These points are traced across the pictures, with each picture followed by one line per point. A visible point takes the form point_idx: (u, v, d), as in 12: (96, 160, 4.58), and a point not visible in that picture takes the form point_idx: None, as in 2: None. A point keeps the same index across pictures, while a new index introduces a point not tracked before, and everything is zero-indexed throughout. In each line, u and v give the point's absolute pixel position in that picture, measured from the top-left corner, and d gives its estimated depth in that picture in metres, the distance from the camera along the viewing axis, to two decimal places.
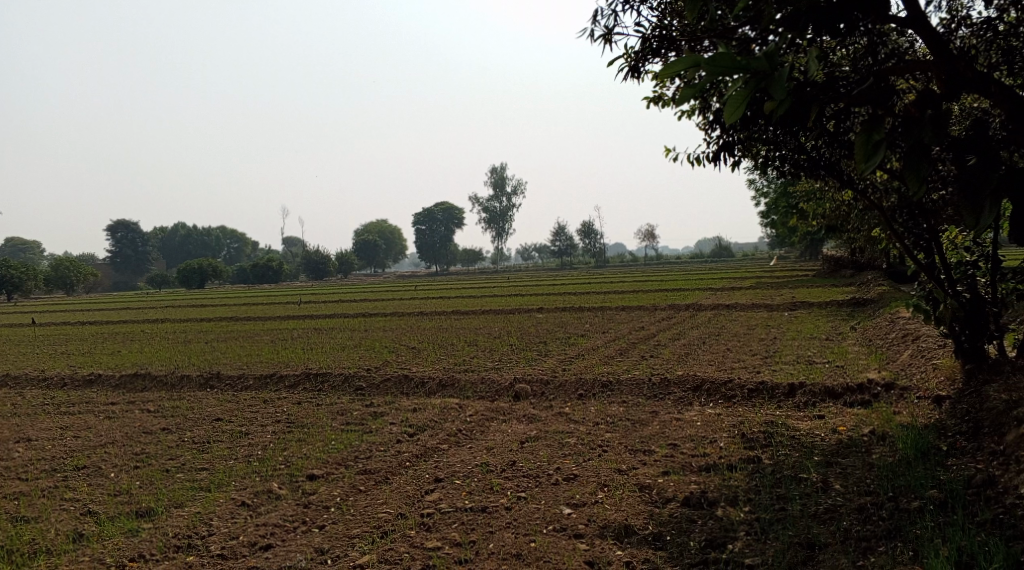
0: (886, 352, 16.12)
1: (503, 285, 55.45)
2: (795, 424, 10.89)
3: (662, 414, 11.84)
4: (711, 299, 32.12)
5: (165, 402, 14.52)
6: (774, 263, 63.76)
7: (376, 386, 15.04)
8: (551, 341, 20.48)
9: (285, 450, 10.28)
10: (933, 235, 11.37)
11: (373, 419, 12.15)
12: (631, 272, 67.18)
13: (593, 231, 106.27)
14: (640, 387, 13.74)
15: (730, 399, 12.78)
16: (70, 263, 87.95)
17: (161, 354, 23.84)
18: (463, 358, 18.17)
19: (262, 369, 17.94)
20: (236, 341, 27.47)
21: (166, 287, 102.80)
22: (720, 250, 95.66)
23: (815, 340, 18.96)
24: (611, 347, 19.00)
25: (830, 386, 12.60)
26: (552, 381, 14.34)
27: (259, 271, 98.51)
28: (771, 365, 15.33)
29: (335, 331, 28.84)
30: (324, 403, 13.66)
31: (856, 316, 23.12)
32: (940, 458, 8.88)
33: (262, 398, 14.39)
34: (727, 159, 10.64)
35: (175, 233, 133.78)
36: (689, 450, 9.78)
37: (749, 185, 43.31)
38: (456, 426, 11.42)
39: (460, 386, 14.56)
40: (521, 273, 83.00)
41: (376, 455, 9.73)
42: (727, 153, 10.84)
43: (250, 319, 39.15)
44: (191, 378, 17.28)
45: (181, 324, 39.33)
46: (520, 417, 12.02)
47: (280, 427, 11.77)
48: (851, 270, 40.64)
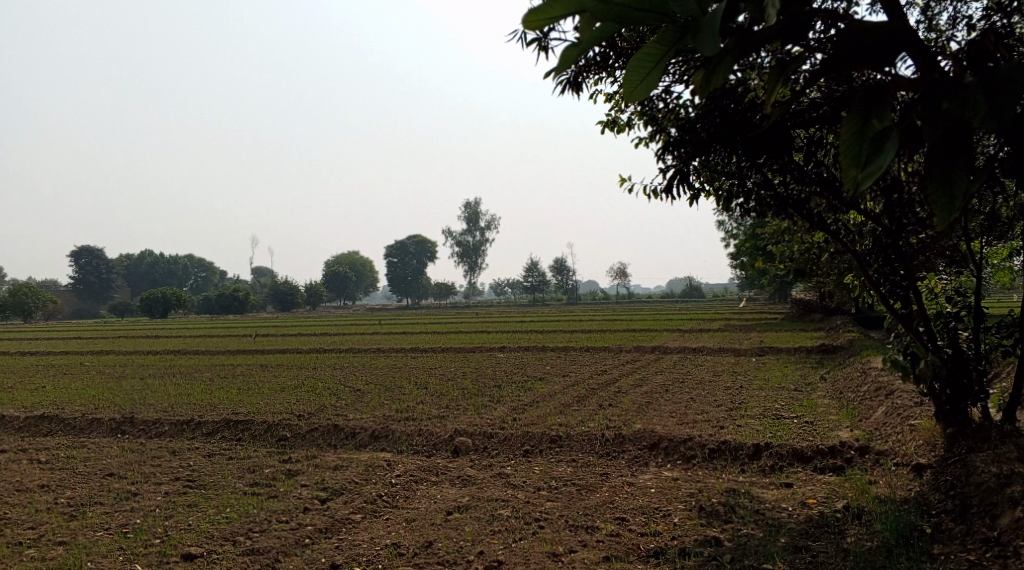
0: (858, 407, 14.97)
1: (469, 321, 53.90)
2: (759, 493, 9.62)
3: (613, 477, 10.49)
4: (678, 342, 30.95)
5: (59, 452, 13.01)
6: (744, 304, 63.19)
7: (302, 437, 13.56)
8: (506, 385, 19.10)
9: (169, 519, 8.84)
10: (910, 282, 10.33)
11: (284, 479, 10.67)
12: (599, 311, 65.87)
13: (565, 269, 105.42)
14: (592, 442, 12.37)
15: (688, 460, 11.48)
16: (29, 289, 85.07)
17: (88, 391, 22.13)
18: (407, 404, 16.73)
19: (184, 413, 16.38)
20: (173, 377, 25.82)
21: (127, 316, 100.23)
22: (690, 291, 94.76)
23: (782, 390, 17.79)
24: (569, 394, 17.66)
25: (799, 447, 11.35)
26: (497, 433, 12.94)
27: (223, 301, 96.33)
28: (735, 419, 14.08)
29: (280, 368, 27.28)
30: (238, 457, 12.18)
31: (825, 364, 22.00)
32: (925, 545, 7.65)
33: (170, 450, 12.90)
34: (682, 189, 9.48)
35: (142, 261, 131.60)
36: (637, 524, 8.46)
37: (720, 224, 42.52)
38: (377, 490, 9.96)
39: (395, 438, 13.12)
40: (491, 309, 81.40)
41: (271, 529, 8.33)
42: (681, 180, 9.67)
43: (199, 353, 37.30)
44: (102, 421, 15.77)
45: (127, 356, 37.42)
46: (453, 478, 10.62)
47: (175, 487, 10.36)
48: (819, 314, 39.88)
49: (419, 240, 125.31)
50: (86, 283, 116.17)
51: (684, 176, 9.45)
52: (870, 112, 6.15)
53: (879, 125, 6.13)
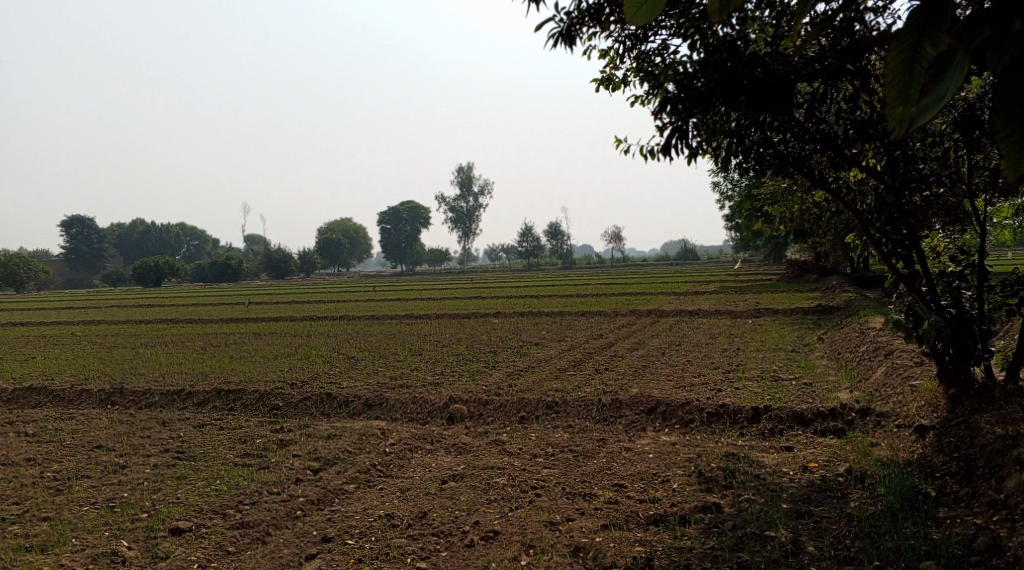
0: (857, 368, 14.80)
1: (464, 287, 53.64)
2: (759, 457, 9.45)
3: (611, 443, 10.30)
4: (674, 305, 30.75)
5: (48, 424, 12.79)
6: (740, 266, 63.02)
7: (295, 406, 13.35)
8: (502, 351, 18.91)
9: (157, 492, 8.63)
10: (912, 241, 10.08)
11: (275, 449, 10.45)
12: (593, 274, 65.65)
13: (559, 233, 104.95)
14: (589, 407, 12.17)
15: (686, 425, 11.30)
16: (21, 260, 84.48)
17: (80, 361, 21.89)
18: (402, 371, 16.51)
19: (175, 383, 16.16)
20: (165, 346, 25.59)
21: (121, 285, 99.76)
22: (684, 253, 94.48)
23: (780, 352, 17.62)
24: (565, 358, 17.47)
25: (799, 410, 11.17)
26: (492, 400, 12.73)
27: (217, 269, 95.88)
28: (733, 382, 13.90)
29: (274, 336, 27.06)
30: (230, 427, 11.98)
31: (823, 325, 21.83)
32: (930, 509, 7.49)
33: (160, 421, 12.70)
34: (681, 146, 9.16)
35: (134, 230, 130.86)
36: (636, 492, 8.27)
37: (716, 185, 42.17)
38: (370, 460, 9.74)
39: (389, 406, 12.91)
40: (485, 274, 81.07)
41: (261, 501, 8.14)
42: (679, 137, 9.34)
43: (193, 322, 37.03)
44: (93, 392, 15.55)
45: (121, 326, 37.14)
46: (448, 446, 10.42)
47: (164, 459, 10.16)
48: (815, 275, 39.71)
49: (412, 205, 124.47)
50: (78, 253, 115.52)
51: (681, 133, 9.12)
52: (924, 33, 4.21)
53: (933, 54, 4.20)
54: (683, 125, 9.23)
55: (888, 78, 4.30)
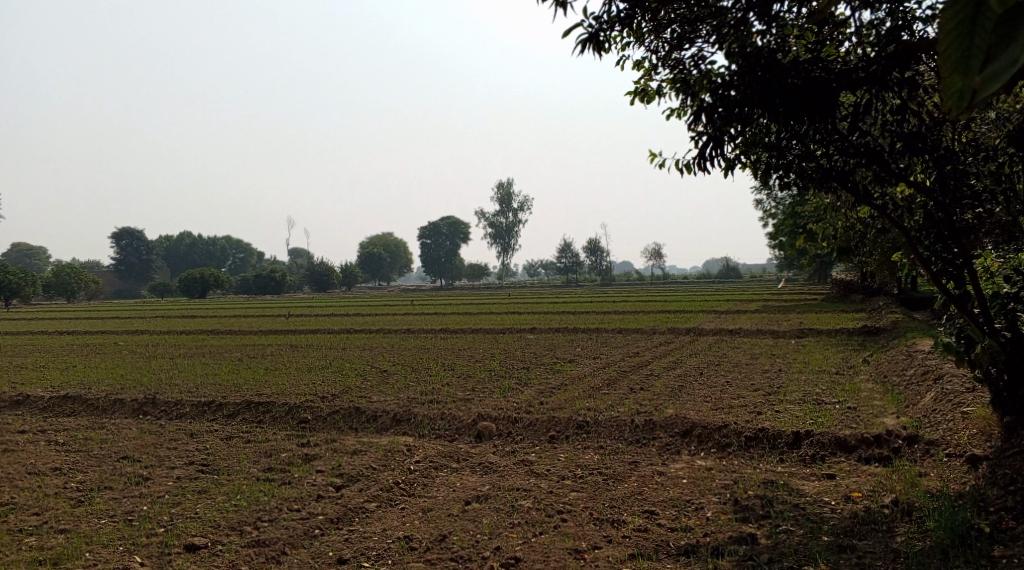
0: (903, 392, 14.23)
1: (503, 302, 53.42)
2: (800, 486, 9.00)
3: (643, 466, 9.92)
4: (714, 323, 30.20)
5: (77, 434, 12.75)
6: (783, 285, 62.04)
7: (323, 419, 13.18)
8: (535, 367, 18.60)
9: (176, 506, 8.47)
10: (964, 259, 9.59)
11: (299, 464, 10.26)
12: (633, 291, 65.10)
13: (600, 250, 104.30)
14: (622, 428, 11.80)
15: (723, 449, 10.88)
16: (72, 270, 86.12)
17: (117, 371, 22.03)
18: (433, 386, 16.29)
19: (207, 394, 16.10)
20: (202, 357, 25.68)
21: (167, 296, 101.27)
22: (726, 272, 93.39)
23: (823, 374, 17.07)
24: (600, 376, 17.11)
25: (842, 435, 10.69)
26: (522, 418, 12.42)
27: (261, 281, 96.97)
28: (773, 405, 13.42)
29: (309, 348, 27.06)
30: (256, 440, 11.82)
31: (867, 347, 21.19)
32: (983, 547, 7.04)
33: (188, 432, 12.59)
34: (718, 154, 8.77)
35: (181, 242, 133.04)
36: (667, 519, 7.90)
37: (759, 202, 41.50)
38: (394, 478, 9.50)
39: (417, 422, 12.68)
40: (525, 290, 80.86)
41: (280, 519, 7.95)
42: (716, 146, 8.94)
43: (232, 333, 37.26)
44: (125, 402, 15.54)
45: (162, 336, 37.50)
46: (475, 465, 10.14)
47: (187, 472, 10.01)
48: (860, 295, 38.83)
49: (452, 220, 124.35)
50: (127, 264, 117.70)
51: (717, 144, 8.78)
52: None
53: (999, 8, 3.79)
54: (719, 134, 8.85)
55: (945, 41, 3.89)
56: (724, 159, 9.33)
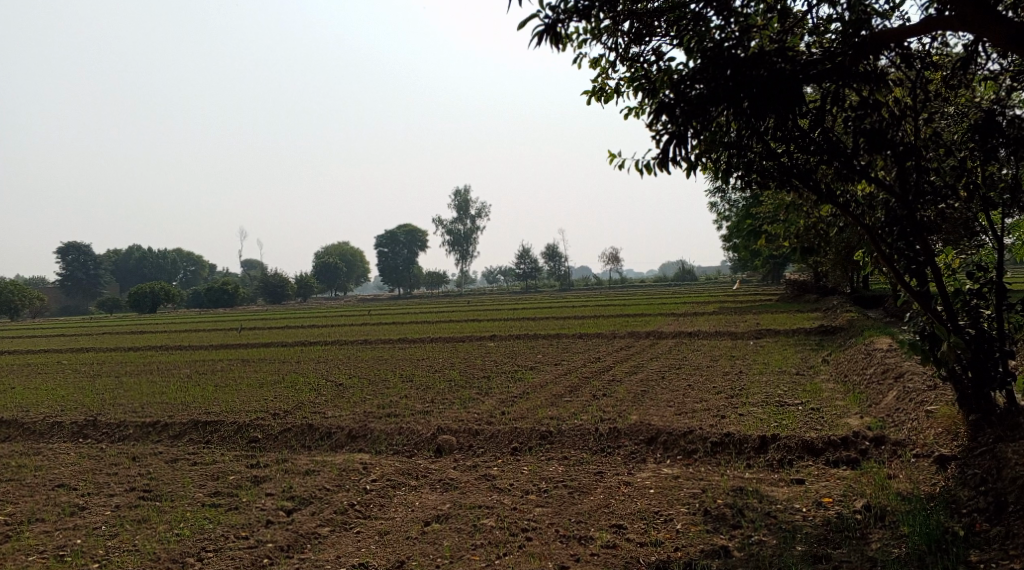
0: (865, 391, 14.13)
1: (461, 309, 52.94)
2: (769, 492, 8.75)
3: (608, 477, 9.59)
4: (673, 326, 30.12)
5: (11, 461, 12.06)
6: (739, 286, 62.55)
7: (274, 438, 12.65)
8: (495, 376, 18.22)
9: (113, 539, 7.93)
10: (927, 256, 9.42)
11: (248, 487, 9.75)
12: (590, 296, 65.00)
13: (557, 255, 104.34)
14: (585, 437, 11.47)
15: (689, 456, 10.60)
16: (16, 287, 83.67)
17: (60, 391, 21.16)
18: (390, 399, 15.82)
19: (153, 415, 15.45)
20: (150, 375, 24.83)
21: (116, 312, 98.91)
22: (682, 274, 94.02)
23: (784, 374, 16.94)
24: (561, 383, 16.79)
25: (809, 438, 10.47)
26: (482, 429, 12.02)
27: (214, 295, 95.23)
28: (737, 408, 13.21)
29: (262, 363, 26.36)
30: (203, 463, 11.27)
31: (826, 346, 21.19)
32: (960, 552, 6.85)
33: (130, 456, 11.98)
34: (681, 152, 8.49)
35: (131, 256, 130.22)
36: (636, 534, 7.57)
37: (714, 204, 41.65)
38: (349, 499, 9.04)
39: (373, 437, 12.21)
40: (482, 297, 80.36)
41: (225, 548, 7.48)
42: (678, 144, 8.66)
43: (183, 348, 36.28)
44: (65, 425, 14.83)
45: (110, 353, 36.36)
46: (434, 481, 9.71)
47: (127, 499, 9.45)
48: (815, 294, 39.14)
49: (409, 229, 123.60)
50: (74, 279, 114.89)
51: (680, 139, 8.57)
52: None
53: None
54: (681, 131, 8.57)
55: None
56: (686, 158, 9.06)
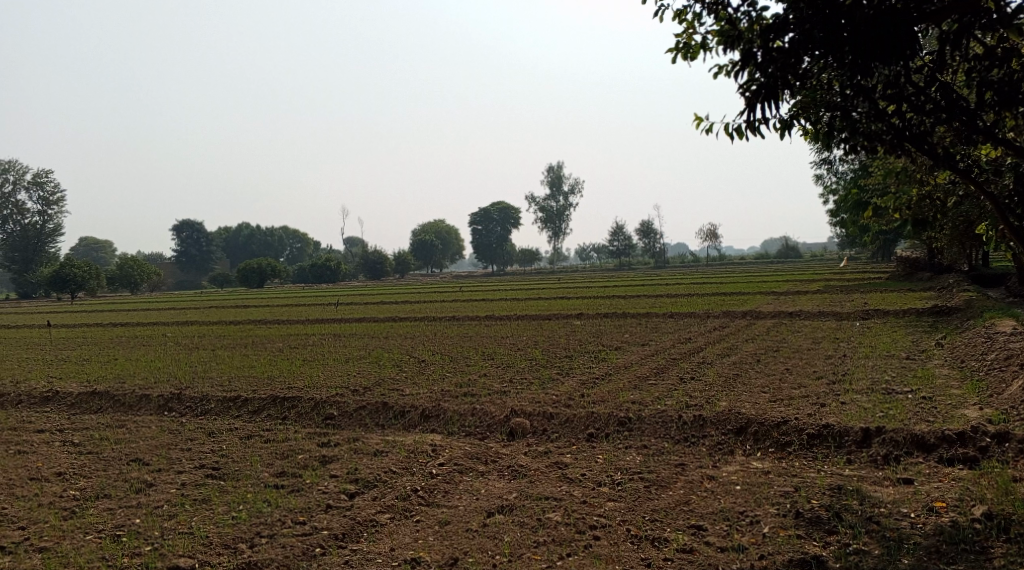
0: (983, 379, 12.89)
1: (554, 286, 52.37)
2: (872, 492, 7.89)
3: (690, 470, 8.88)
4: (773, 305, 28.78)
5: (93, 434, 12.12)
6: (844, 263, 59.85)
7: (349, 416, 12.38)
8: (580, 355, 17.57)
9: (170, 520, 7.74)
10: None
11: (314, 468, 9.43)
12: (686, 274, 63.35)
13: (653, 231, 102.39)
14: (668, 424, 10.73)
15: (782, 448, 9.75)
16: (135, 262, 87.51)
17: (155, 364, 21.61)
18: (469, 377, 15.37)
19: (236, 389, 15.44)
20: (244, 348, 25.18)
21: (225, 286, 102.39)
22: (785, 252, 90.69)
23: (892, 359, 15.72)
24: (648, 364, 16.02)
25: (918, 432, 9.44)
26: (559, 413, 11.42)
27: (317, 270, 97.46)
28: (838, 395, 12.20)
29: (352, 338, 26.41)
30: (275, 440, 11.06)
31: (939, 329, 19.68)
32: None
33: (206, 431, 11.87)
34: (772, 106, 7.73)
35: (240, 232, 134.61)
36: (717, 537, 7.10)
37: (819, 178, 39.69)
38: (413, 484, 8.61)
39: (447, 418, 11.79)
40: (576, 273, 79.33)
41: (278, 535, 7.31)
42: (770, 98, 7.89)
43: (280, 323, 36.88)
44: (151, 398, 14.97)
45: (211, 327, 37.30)
46: (503, 468, 9.19)
47: (194, 476, 9.26)
48: (927, 272, 36.88)
49: (505, 206, 123.46)
50: (189, 255, 119.64)
51: (771, 94, 7.83)
52: None
53: None
54: (772, 85, 7.79)
55: None
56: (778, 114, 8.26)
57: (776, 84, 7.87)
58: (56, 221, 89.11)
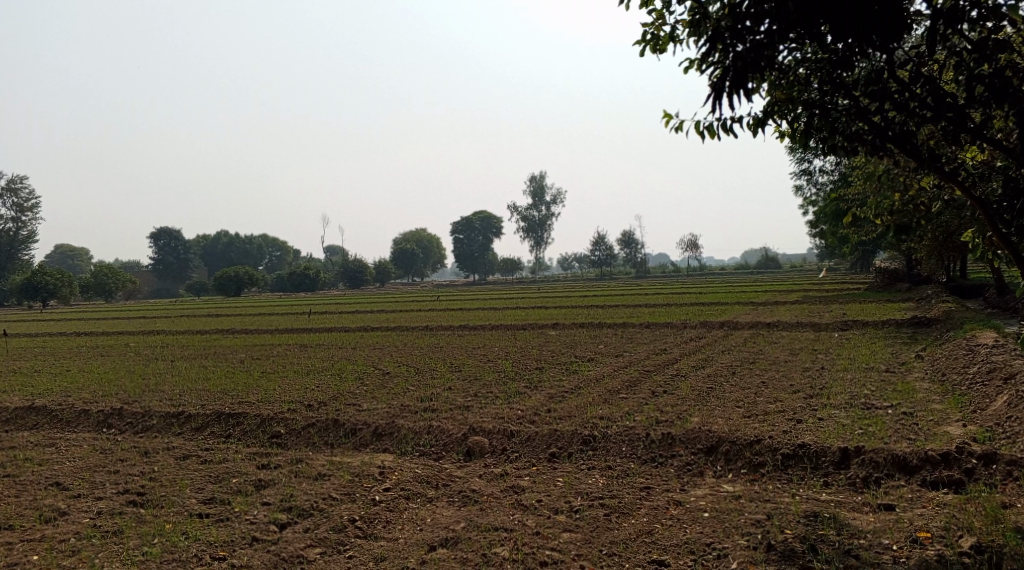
0: (966, 393, 12.30)
1: (533, 295, 51.69)
2: (850, 521, 7.26)
3: (655, 495, 8.19)
4: (750, 315, 28.25)
5: (18, 454, 11.21)
6: (822, 273, 59.65)
7: (296, 434, 11.58)
8: (550, 367, 16.84)
9: (72, 557, 7.11)
10: None
11: (247, 493, 8.66)
12: (664, 283, 62.83)
13: (633, 241, 101.95)
14: (634, 442, 10.03)
15: (755, 470, 9.09)
16: (109, 270, 85.78)
17: (107, 376, 20.60)
18: (432, 391, 14.59)
19: (185, 404, 14.57)
20: (205, 360, 24.20)
21: (202, 295, 100.69)
22: (765, 262, 90.48)
23: (871, 371, 15.12)
24: (620, 377, 15.32)
25: (901, 453, 8.78)
26: (520, 431, 10.69)
27: (295, 279, 96.09)
28: (815, 410, 11.55)
29: (319, 349, 25.50)
30: (212, 461, 10.24)
31: (919, 339, 19.14)
32: None
33: (140, 451, 11.01)
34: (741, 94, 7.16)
35: (218, 240, 132.95)
36: None
37: (798, 187, 39.33)
38: (351, 512, 7.85)
39: (401, 436, 11.03)
40: (556, 282, 78.51)
41: None
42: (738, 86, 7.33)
43: (249, 333, 35.81)
44: (91, 414, 14.04)
45: (177, 337, 36.15)
46: (453, 493, 8.45)
47: (113, 503, 8.46)
48: (906, 282, 36.52)
49: (485, 214, 122.67)
50: (166, 263, 117.87)
51: (737, 83, 7.30)
52: None
53: None
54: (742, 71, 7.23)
55: None
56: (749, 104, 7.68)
57: (745, 70, 7.32)
58: (28, 228, 87.06)
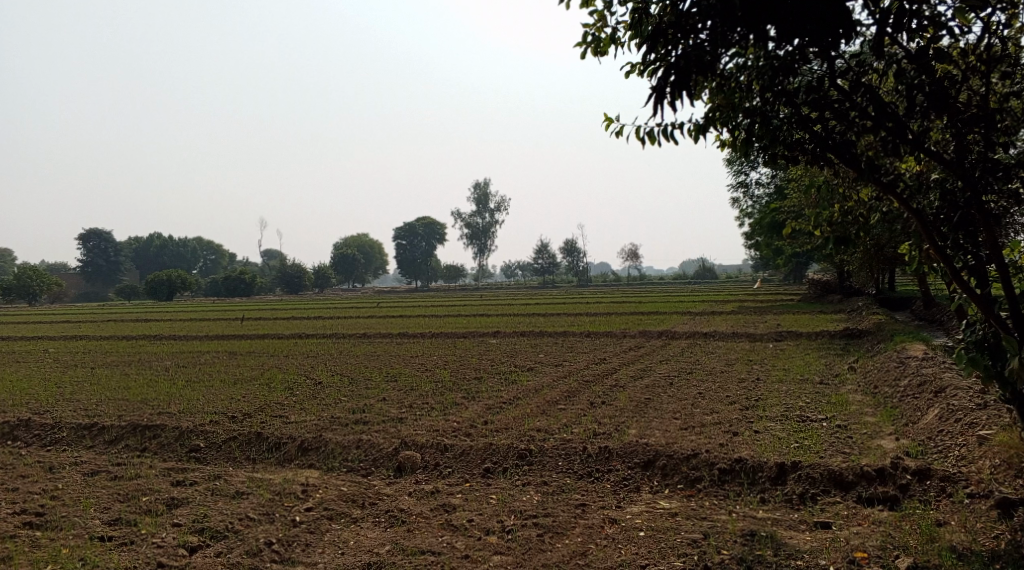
0: (899, 406, 12.33)
1: (473, 302, 51.28)
2: (788, 541, 7.09)
3: (591, 512, 7.91)
4: (688, 325, 28.32)
5: None
6: (757, 284, 60.55)
7: (217, 448, 11.02)
8: (487, 377, 16.48)
9: None
10: (993, 249, 7.64)
11: (159, 513, 8.13)
12: (604, 292, 63.05)
13: (575, 249, 102.22)
14: (570, 457, 9.75)
15: (692, 486, 8.88)
16: (34, 272, 82.62)
17: (21, 384, 19.55)
18: (365, 402, 14.11)
19: (100, 415, 13.81)
20: (129, 368, 23.20)
21: (133, 298, 97.75)
22: (703, 272, 91.69)
23: (807, 383, 15.13)
24: (558, 388, 15.05)
25: (838, 469, 8.66)
26: (453, 444, 10.32)
27: (231, 283, 93.96)
28: (752, 423, 11.43)
29: (250, 356, 24.68)
30: (124, 478, 9.64)
31: (853, 351, 19.32)
32: None
33: (47, 466, 10.32)
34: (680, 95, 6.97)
35: (150, 242, 129.49)
36: None
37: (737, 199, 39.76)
38: (270, 534, 7.41)
39: (329, 450, 10.56)
40: (496, 290, 78.14)
41: None
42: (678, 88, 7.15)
43: (179, 339, 34.64)
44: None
45: (101, 343, 34.76)
46: (380, 512, 8.04)
47: (10, 525, 7.84)
48: (839, 294, 37.16)
49: (429, 220, 121.87)
50: (94, 265, 114.16)
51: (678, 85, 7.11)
52: None
53: None
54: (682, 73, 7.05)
55: None
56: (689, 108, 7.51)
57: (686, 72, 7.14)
58: None
